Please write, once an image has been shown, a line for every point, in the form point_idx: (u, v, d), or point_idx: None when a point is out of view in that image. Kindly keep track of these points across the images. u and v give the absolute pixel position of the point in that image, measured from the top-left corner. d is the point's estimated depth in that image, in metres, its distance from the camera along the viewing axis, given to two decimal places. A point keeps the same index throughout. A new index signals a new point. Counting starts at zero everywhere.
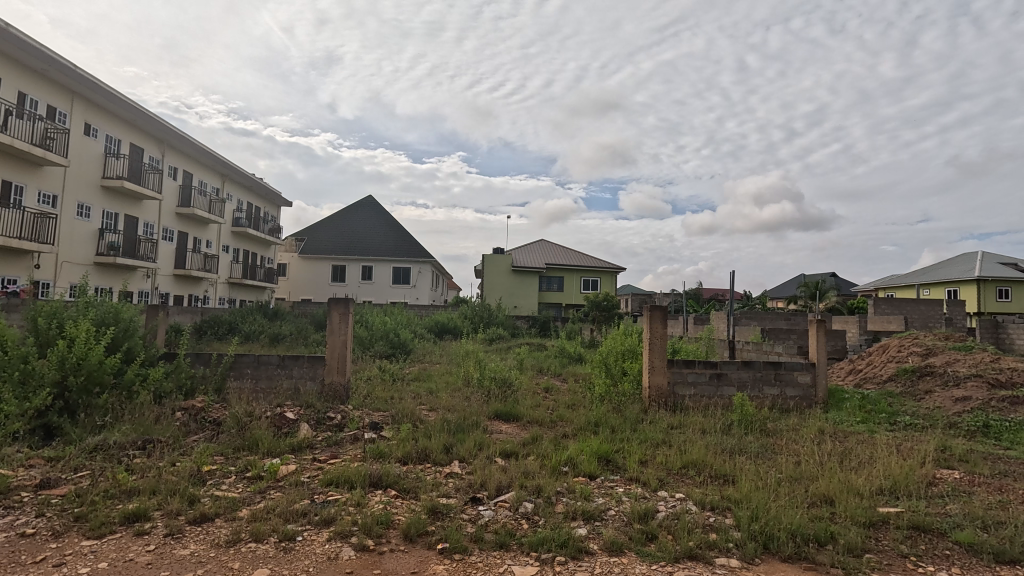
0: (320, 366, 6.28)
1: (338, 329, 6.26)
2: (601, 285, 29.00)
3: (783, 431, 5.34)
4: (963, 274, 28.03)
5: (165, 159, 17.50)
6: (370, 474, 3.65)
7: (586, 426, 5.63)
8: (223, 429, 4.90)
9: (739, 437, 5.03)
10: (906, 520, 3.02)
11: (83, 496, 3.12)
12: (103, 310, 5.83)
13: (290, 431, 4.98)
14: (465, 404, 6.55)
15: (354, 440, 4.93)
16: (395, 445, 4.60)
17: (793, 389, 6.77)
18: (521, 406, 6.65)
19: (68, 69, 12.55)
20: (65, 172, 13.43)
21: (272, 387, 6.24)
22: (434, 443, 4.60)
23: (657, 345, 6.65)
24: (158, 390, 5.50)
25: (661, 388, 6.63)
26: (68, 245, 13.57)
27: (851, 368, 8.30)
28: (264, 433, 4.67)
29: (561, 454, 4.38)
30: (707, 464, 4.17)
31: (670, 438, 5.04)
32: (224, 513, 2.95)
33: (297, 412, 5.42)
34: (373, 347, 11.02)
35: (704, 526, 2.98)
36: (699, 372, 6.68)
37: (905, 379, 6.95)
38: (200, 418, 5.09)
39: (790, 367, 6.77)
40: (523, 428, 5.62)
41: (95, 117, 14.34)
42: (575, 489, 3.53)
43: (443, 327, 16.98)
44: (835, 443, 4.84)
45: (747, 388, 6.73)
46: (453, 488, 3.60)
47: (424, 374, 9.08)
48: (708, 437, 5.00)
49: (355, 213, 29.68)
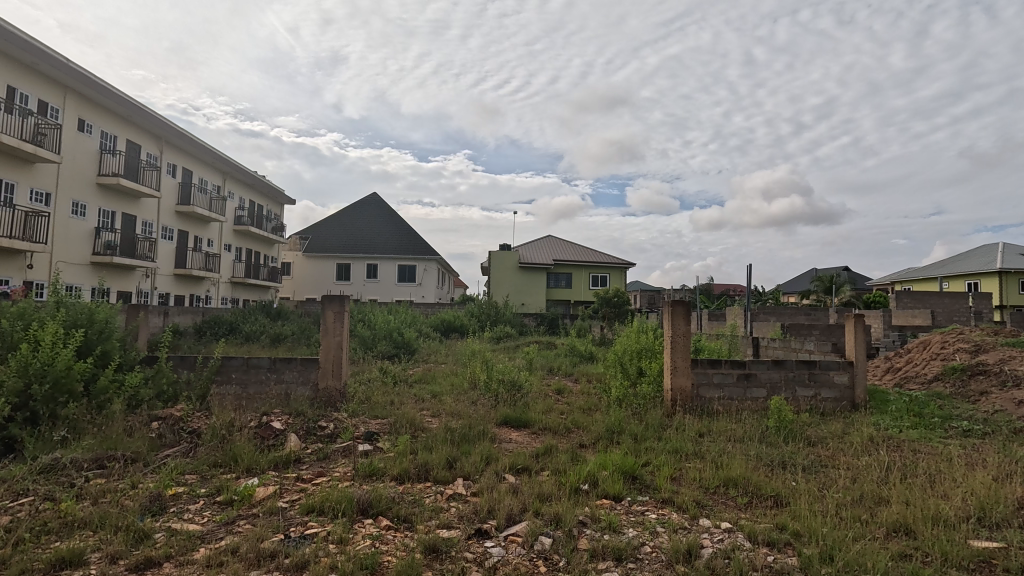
0: (313, 369, 5.78)
1: (332, 330, 5.76)
2: (610, 282, 28.35)
3: (829, 438, 4.77)
4: (983, 266, 27.17)
5: (163, 156, 17.08)
6: (359, 500, 3.13)
7: (604, 435, 5.08)
8: (201, 441, 4.41)
9: (780, 447, 4.47)
10: (1018, 561, 2.43)
11: (10, 532, 2.63)
12: (76, 311, 5.34)
13: (276, 443, 4.49)
14: (471, 409, 6.03)
15: (346, 453, 4.44)
16: (391, 461, 4.07)
17: (829, 390, 6.18)
18: (531, 411, 6.10)
19: (59, 62, 12.13)
20: (58, 170, 13.03)
21: (262, 392, 5.74)
22: (436, 457, 4.08)
23: (679, 343, 6.07)
24: (133, 398, 4.99)
25: (685, 390, 6.04)
26: (63, 244, 13.19)
27: (889, 366, 7.67)
28: (245, 445, 4.19)
29: (580, 470, 3.86)
30: (750, 481, 3.62)
31: (701, 449, 4.51)
32: (175, 556, 2.44)
33: (284, 420, 4.93)
34: (376, 346, 10.54)
35: (763, 568, 2.42)
36: (726, 372, 6.11)
37: (955, 379, 6.34)
38: (177, 429, 4.63)
39: (825, 366, 6.16)
40: (535, 437, 5.09)
41: (88, 111, 13.89)
42: (600, 518, 2.98)
43: (449, 325, 16.44)
44: (892, 454, 4.26)
45: (779, 391, 6.14)
46: (456, 517, 3.07)
47: (427, 376, 8.57)
48: (745, 447, 4.47)
49: (358, 210, 29.30)
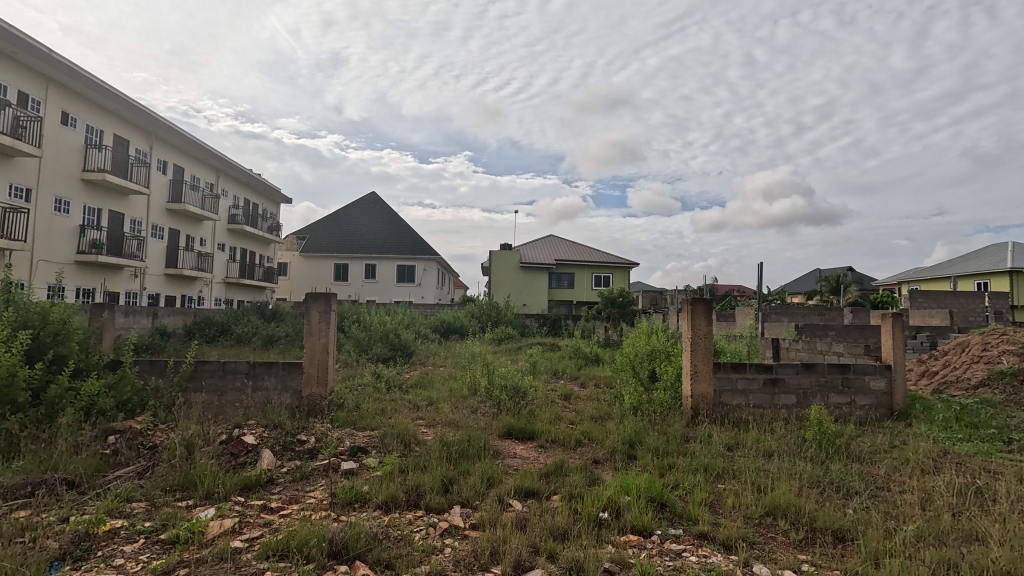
0: (296, 375, 5.20)
1: (317, 330, 5.20)
2: (613, 281, 27.79)
3: (879, 454, 4.19)
4: (993, 266, 26.52)
5: (153, 152, 16.56)
6: (332, 539, 2.56)
7: (619, 448, 4.53)
8: (159, 460, 3.85)
9: (825, 466, 3.91)
10: None
11: None
12: (28, 310, 4.78)
13: (247, 461, 3.92)
14: (471, 419, 5.45)
15: (326, 472, 3.88)
16: (377, 483, 3.51)
17: (864, 397, 5.60)
18: (538, 421, 5.51)
19: (39, 51, 11.56)
20: (40, 164, 12.48)
21: (239, 401, 5.17)
22: (430, 479, 3.52)
23: (699, 345, 5.49)
24: (89, 409, 4.42)
25: (707, 397, 5.47)
26: (44, 242, 12.65)
27: (924, 370, 7.08)
28: (209, 465, 3.62)
29: (598, 496, 3.30)
30: (803, 511, 3.07)
31: (735, 467, 3.94)
32: None
33: (258, 433, 4.35)
34: (371, 349, 9.97)
35: None
36: (751, 377, 5.53)
37: (1003, 384, 5.76)
38: (136, 444, 4.06)
39: (860, 370, 5.58)
40: (543, 452, 4.52)
41: (73, 104, 13.35)
42: (631, 566, 2.42)
43: (449, 326, 15.84)
44: (957, 474, 3.71)
45: (809, 397, 5.56)
46: (451, 560, 2.53)
47: (424, 380, 7.97)
48: (786, 464, 3.91)
49: (356, 209, 28.72)
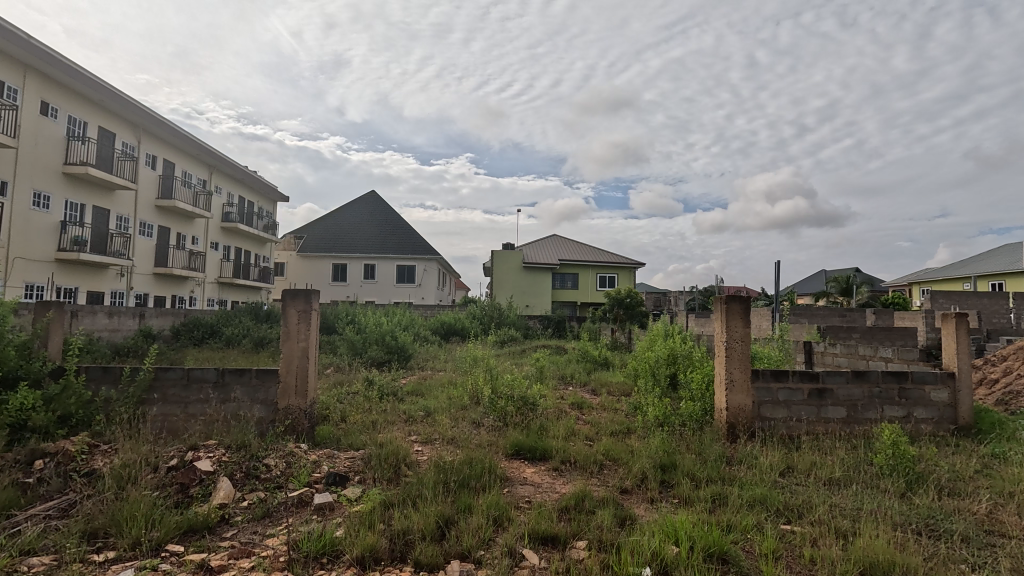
0: (271, 385, 4.46)
1: (294, 333, 4.45)
2: (618, 282, 27.04)
3: (970, 484, 3.43)
4: (1011, 265, 25.58)
5: (142, 146, 15.89)
6: None
7: (651, 473, 3.78)
8: (92, 492, 3.12)
9: (911, 501, 3.15)
10: None
11: None
12: None
13: (200, 494, 3.18)
14: (472, 435, 4.71)
15: (296, 508, 3.14)
16: (354, 526, 2.77)
17: (924, 410, 4.84)
18: (548, 436, 4.76)
19: (14, 36, 10.85)
20: (16, 156, 11.78)
21: (203, 415, 4.42)
22: (423, 522, 2.78)
23: (735, 350, 4.71)
24: (17, 426, 3.69)
25: (744, 410, 4.69)
26: (22, 238, 11.96)
27: (983, 378, 6.29)
28: (146, 501, 2.88)
29: (639, 548, 2.54)
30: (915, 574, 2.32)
31: (803, 501, 3.18)
32: None
33: (218, 456, 3.61)
34: (366, 352, 9.24)
35: None
36: (794, 387, 4.77)
37: None
38: (66, 472, 3.32)
39: (920, 379, 4.83)
40: (560, 479, 3.79)
41: (53, 94, 12.65)
42: None
43: (449, 328, 15.11)
44: None
45: (860, 409, 4.79)
46: None
47: (421, 387, 7.23)
48: (864, 498, 3.15)
49: (355, 207, 28.04)
